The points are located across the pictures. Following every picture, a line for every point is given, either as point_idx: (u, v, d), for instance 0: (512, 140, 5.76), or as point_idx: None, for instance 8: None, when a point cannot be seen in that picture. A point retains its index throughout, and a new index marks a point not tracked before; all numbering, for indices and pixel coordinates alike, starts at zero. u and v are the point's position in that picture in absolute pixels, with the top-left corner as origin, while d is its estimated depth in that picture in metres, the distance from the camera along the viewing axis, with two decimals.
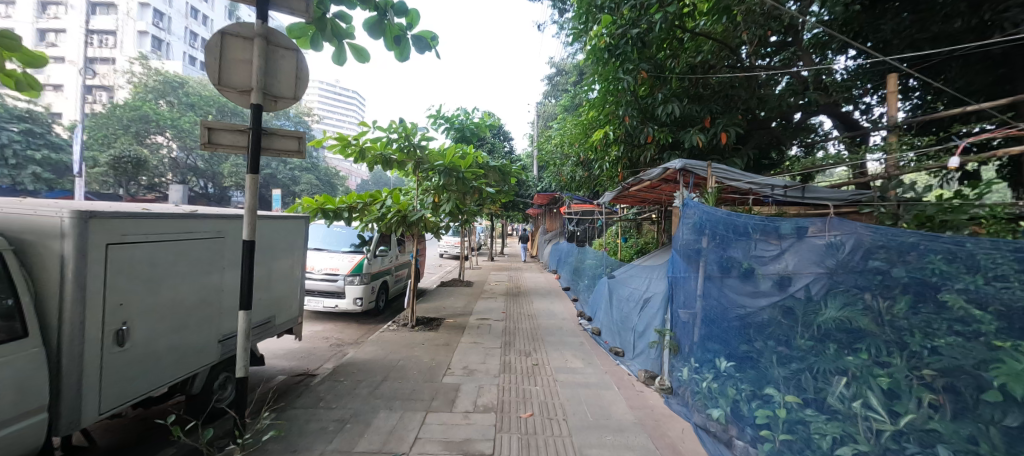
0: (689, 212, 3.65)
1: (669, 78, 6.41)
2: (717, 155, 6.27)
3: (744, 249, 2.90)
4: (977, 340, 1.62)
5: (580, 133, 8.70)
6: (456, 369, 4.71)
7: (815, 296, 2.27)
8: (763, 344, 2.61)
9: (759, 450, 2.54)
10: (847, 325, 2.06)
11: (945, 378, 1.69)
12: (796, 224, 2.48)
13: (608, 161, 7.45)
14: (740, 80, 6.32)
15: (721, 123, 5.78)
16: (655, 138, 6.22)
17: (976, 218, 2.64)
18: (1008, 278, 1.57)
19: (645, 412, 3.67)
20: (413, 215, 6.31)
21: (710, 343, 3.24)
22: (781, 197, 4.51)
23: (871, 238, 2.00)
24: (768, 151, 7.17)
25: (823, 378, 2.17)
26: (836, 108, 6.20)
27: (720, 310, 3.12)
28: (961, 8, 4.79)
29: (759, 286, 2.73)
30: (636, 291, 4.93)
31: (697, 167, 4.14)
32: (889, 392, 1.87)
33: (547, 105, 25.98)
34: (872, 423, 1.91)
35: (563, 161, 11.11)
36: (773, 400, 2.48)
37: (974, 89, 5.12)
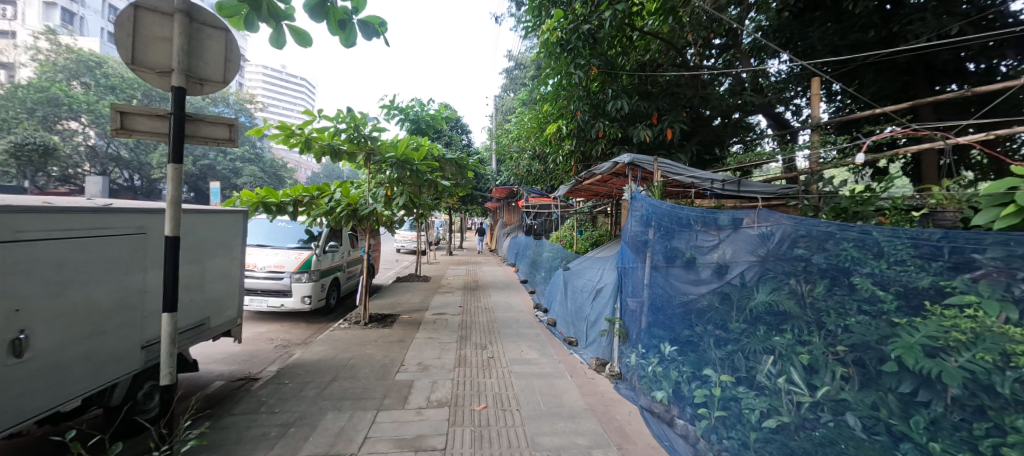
0: (638, 205, 3.81)
1: (620, 75, 6.60)
2: (663, 150, 6.57)
3: (687, 240, 3.07)
4: (881, 318, 1.78)
5: (535, 127, 8.78)
6: (410, 366, 4.62)
7: (749, 282, 2.46)
8: (704, 328, 2.80)
9: (698, 427, 2.73)
10: (775, 308, 2.24)
11: (853, 352, 1.86)
12: (732, 216, 2.63)
13: (562, 155, 7.58)
14: (685, 79, 6.61)
15: (668, 119, 6.05)
16: (606, 133, 6.42)
17: (881, 210, 2.94)
18: (905, 262, 1.71)
19: (596, 398, 3.80)
20: (364, 208, 6.06)
21: (656, 330, 3.42)
22: (721, 191, 4.81)
23: (795, 228, 2.18)
24: (711, 147, 7.59)
25: (754, 357, 2.37)
26: (770, 108, 6.69)
27: (665, 298, 3.29)
28: (874, 21, 5.31)
29: (700, 274, 2.91)
30: (589, 282, 5.07)
31: (644, 162, 4.30)
32: (807, 368, 2.05)
33: (506, 98, 25.94)
34: (793, 396, 2.10)
35: (520, 154, 11.18)
36: (711, 380, 2.67)
37: (884, 94, 5.69)
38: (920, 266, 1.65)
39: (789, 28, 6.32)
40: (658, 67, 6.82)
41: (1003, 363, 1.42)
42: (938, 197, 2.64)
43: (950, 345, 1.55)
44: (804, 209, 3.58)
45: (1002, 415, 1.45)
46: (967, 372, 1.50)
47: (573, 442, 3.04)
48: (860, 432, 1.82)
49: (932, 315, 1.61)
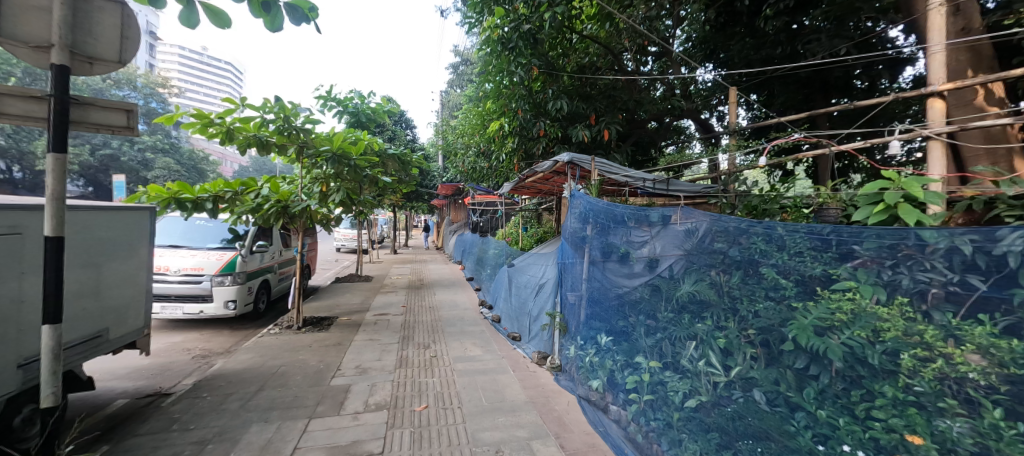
0: (577, 202, 3.95)
1: (560, 76, 6.78)
2: (600, 150, 6.87)
3: (621, 235, 3.24)
4: (782, 303, 1.97)
5: (480, 124, 8.77)
6: (347, 370, 4.41)
7: (676, 275, 2.65)
8: (636, 319, 2.99)
9: (630, 411, 2.93)
10: (698, 297, 2.45)
11: (760, 334, 2.07)
12: (661, 213, 2.81)
13: (506, 153, 7.65)
14: (622, 84, 6.94)
15: (605, 120, 6.31)
16: (547, 132, 6.59)
17: (785, 207, 3.32)
18: (802, 253, 1.88)
19: (537, 391, 3.89)
20: (295, 205, 5.66)
21: (593, 321, 3.58)
22: (652, 189, 5.12)
23: (715, 224, 2.38)
24: (646, 149, 8.05)
25: (679, 344, 2.57)
26: (696, 114, 7.24)
27: (602, 291, 3.46)
28: (781, 39, 5.93)
29: (633, 268, 3.09)
30: (532, 279, 5.16)
31: (583, 161, 4.46)
32: (723, 351, 2.26)
33: (452, 94, 25.62)
34: (711, 377, 2.31)
35: (465, 151, 11.10)
36: (642, 367, 2.88)
37: (790, 104, 6.36)
38: (813, 256, 1.84)
39: (713, 40, 6.86)
40: (597, 70, 7.10)
41: (873, 338, 1.60)
42: (827, 196, 3.02)
43: (834, 324, 1.73)
44: (723, 207, 3.94)
45: (872, 382, 1.62)
46: (847, 347, 1.68)
47: (513, 435, 3.10)
48: (763, 405, 2.03)
49: (821, 300, 1.80)
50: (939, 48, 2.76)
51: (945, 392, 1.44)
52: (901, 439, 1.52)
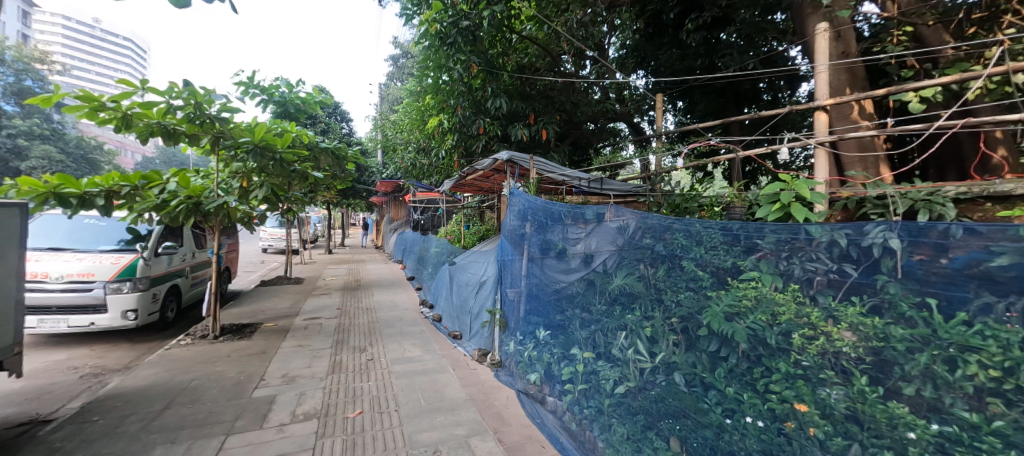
0: (515, 200, 4.01)
1: (501, 75, 6.81)
2: (539, 149, 7.02)
3: (559, 232, 3.34)
4: (700, 292, 2.15)
5: (419, 119, 8.55)
6: (272, 380, 4.10)
7: (609, 269, 2.81)
8: (572, 312, 3.13)
9: (564, 401, 3.07)
10: (628, 289, 2.62)
11: (681, 322, 2.25)
12: (596, 210, 2.94)
13: (446, 150, 7.55)
14: (560, 85, 7.12)
15: (543, 120, 6.46)
16: (487, 130, 6.61)
17: (702, 206, 3.64)
18: (716, 246, 2.06)
19: (477, 388, 3.90)
20: (210, 202, 5.09)
21: (532, 317, 3.68)
22: (587, 188, 5.34)
23: (642, 221, 2.55)
24: (583, 149, 8.37)
25: (611, 334, 2.73)
26: (628, 117, 7.67)
27: (541, 286, 3.57)
28: (702, 51, 6.45)
29: (570, 263, 3.21)
30: (473, 277, 5.15)
31: (521, 160, 4.53)
32: (650, 339, 2.44)
33: (392, 87, 24.72)
34: (638, 364, 2.49)
35: (404, 147, 10.76)
36: (577, 358, 3.04)
37: (709, 111, 6.95)
38: (725, 250, 2.03)
39: (643, 48, 7.30)
40: (536, 71, 7.25)
41: (772, 321, 1.80)
42: (735, 196, 3.36)
43: (741, 310, 1.93)
44: (650, 205, 4.21)
45: (770, 360, 1.82)
46: (751, 330, 1.88)
47: (452, 433, 3.08)
48: (682, 387, 2.22)
49: (731, 290, 1.99)
50: (824, 68, 3.17)
51: (826, 365, 1.63)
52: (792, 407, 1.72)
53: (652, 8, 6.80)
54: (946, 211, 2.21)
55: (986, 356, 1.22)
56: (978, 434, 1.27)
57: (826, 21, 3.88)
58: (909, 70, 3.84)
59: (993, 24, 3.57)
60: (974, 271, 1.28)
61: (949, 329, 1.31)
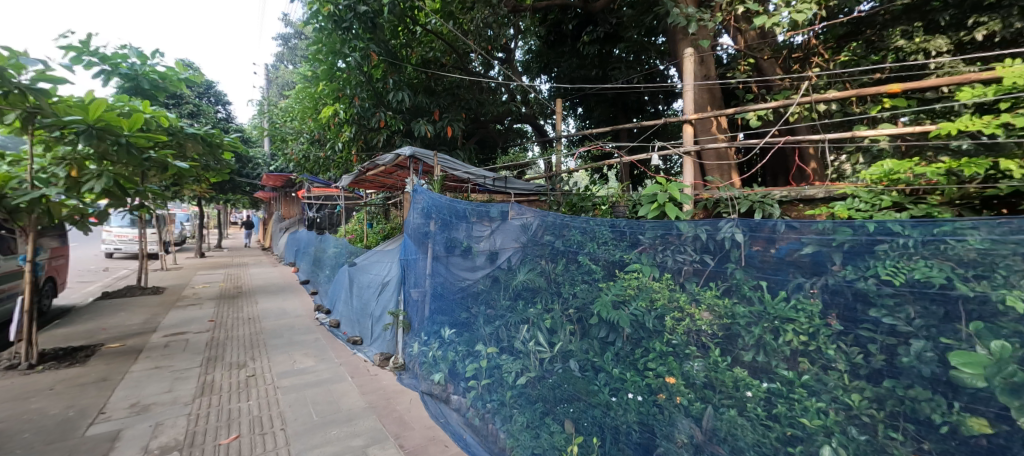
0: (419, 198, 3.90)
1: (404, 67, 6.54)
2: (445, 146, 6.93)
3: (463, 230, 3.33)
4: (592, 283, 2.34)
5: (312, 107, 7.81)
6: (116, 412, 3.40)
7: (513, 266, 2.91)
8: (477, 310, 3.17)
9: (468, 398, 3.10)
10: (530, 284, 2.73)
11: (577, 312, 2.42)
12: (501, 209, 3.00)
13: (343, 142, 7.02)
14: (467, 83, 7.11)
15: (448, 118, 6.39)
16: (388, 123, 6.33)
17: (596, 205, 4.00)
18: (607, 242, 2.25)
19: (377, 394, 3.71)
20: (20, 196, 3.96)
21: (437, 316, 3.63)
22: (492, 187, 5.44)
23: (544, 220, 2.67)
24: (491, 148, 8.52)
25: (515, 328, 2.84)
26: (533, 120, 8.11)
27: (445, 285, 3.53)
28: (596, 62, 7.03)
29: (475, 261, 3.24)
30: (375, 278, 4.88)
31: (425, 156, 4.42)
32: (549, 330, 2.60)
33: (281, 70, 22.17)
34: (539, 354, 2.63)
35: (295, 137, 9.73)
36: (481, 354, 3.09)
37: (604, 118, 7.62)
38: (613, 244, 2.22)
39: (547, 56, 7.81)
40: (442, 67, 7.19)
41: (649, 306, 2.04)
42: (620, 197, 3.70)
43: (625, 298, 2.15)
44: (551, 204, 4.49)
45: (649, 341, 2.05)
46: (633, 316, 2.11)
47: (347, 446, 2.90)
48: (576, 372, 2.39)
49: (618, 280, 2.19)
50: (691, 87, 3.67)
51: (690, 341, 1.90)
52: (663, 381, 1.98)
53: (553, 17, 7.33)
54: (773, 211, 2.81)
55: (797, 325, 1.53)
56: (791, 387, 1.56)
57: (692, 47, 4.52)
58: (752, 95, 4.66)
59: (807, 62, 4.59)
60: (791, 258, 1.59)
61: (775, 305, 1.61)
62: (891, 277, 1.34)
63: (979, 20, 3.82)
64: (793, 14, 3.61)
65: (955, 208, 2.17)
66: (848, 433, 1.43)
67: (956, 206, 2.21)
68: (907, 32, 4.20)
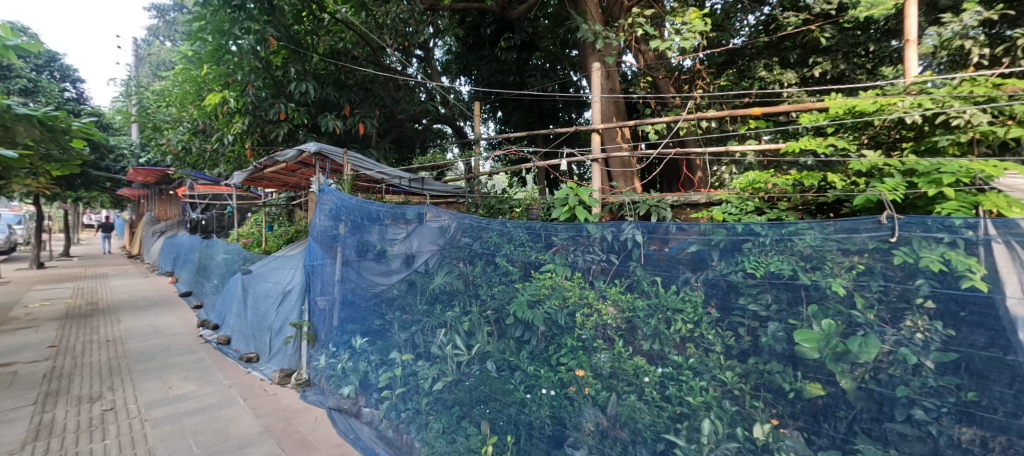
0: (326, 198, 3.63)
1: (308, 56, 5.98)
2: (356, 143, 6.53)
3: (377, 233, 3.16)
4: (510, 284, 2.38)
5: (194, 92, 6.78)
6: None
7: (431, 268, 2.86)
8: (391, 316, 3.04)
9: (381, 409, 2.97)
10: (448, 287, 2.70)
11: (494, 313, 2.46)
12: (417, 210, 2.90)
13: (234, 134, 6.23)
14: (381, 79, 6.68)
15: (359, 113, 6.04)
16: (289, 116, 5.76)
17: (512, 207, 4.12)
18: (523, 243, 2.31)
19: (275, 416, 3.35)
20: None
21: (347, 324, 3.41)
22: (408, 187, 5.28)
23: (462, 222, 2.65)
24: (408, 148, 8.25)
25: (432, 333, 2.79)
26: (452, 121, 8.04)
27: (356, 291, 3.33)
28: (513, 68, 7.22)
29: (390, 265, 3.10)
30: (274, 287, 4.42)
31: (333, 154, 4.12)
32: (467, 332, 2.60)
33: (155, 46, 18.97)
34: (457, 358, 2.61)
35: (173, 125, 8.39)
36: (396, 362, 2.98)
37: (521, 123, 7.85)
38: (529, 246, 2.29)
39: (466, 57, 7.80)
40: (353, 59, 6.52)
41: (562, 305, 2.15)
42: (535, 200, 3.82)
43: (540, 297, 2.24)
44: (469, 206, 4.50)
45: (561, 337, 2.16)
46: (547, 315, 2.20)
47: None
48: (493, 373, 2.42)
49: (533, 280, 2.27)
50: (598, 99, 3.94)
51: (597, 335, 2.04)
52: (574, 374, 2.10)
53: (471, 19, 7.38)
54: (665, 214, 3.15)
55: (685, 315, 1.74)
56: (681, 370, 1.77)
57: (599, 62, 4.88)
58: (650, 109, 5.17)
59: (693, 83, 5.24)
60: (680, 255, 1.79)
61: (668, 297, 1.81)
62: (754, 270, 1.59)
63: (817, 60, 4.75)
64: (682, 40, 4.09)
65: (798, 212, 2.65)
66: (724, 406, 1.65)
67: (799, 211, 2.69)
68: (767, 65, 5.04)
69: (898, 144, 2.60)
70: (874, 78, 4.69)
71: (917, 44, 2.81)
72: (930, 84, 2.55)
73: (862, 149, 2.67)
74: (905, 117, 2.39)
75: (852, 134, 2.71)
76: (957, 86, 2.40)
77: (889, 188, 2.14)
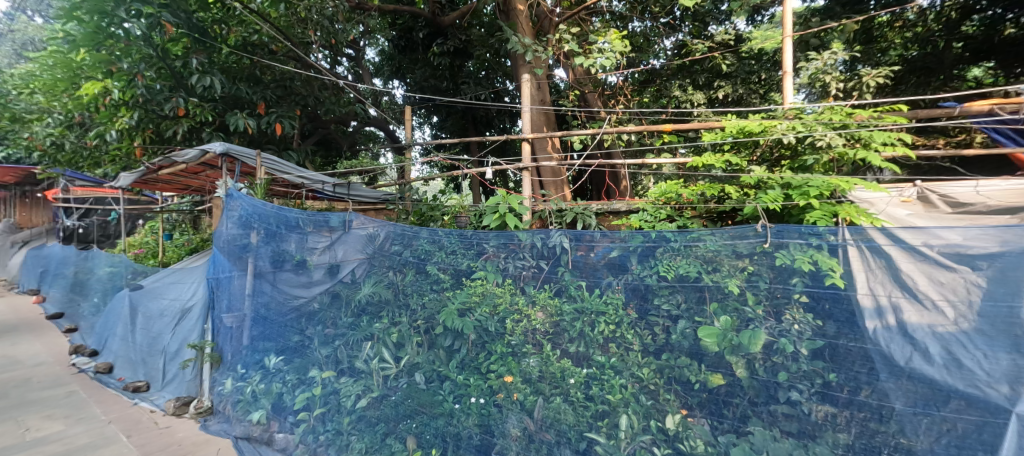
0: (234, 204, 3.28)
1: (215, 47, 5.39)
2: (272, 145, 6.00)
3: (295, 242, 2.93)
4: (441, 293, 2.34)
5: (64, 79, 5.76)
6: None
7: (357, 278, 2.71)
8: (311, 330, 2.83)
9: (297, 433, 2.74)
10: (375, 298, 2.59)
11: (424, 323, 2.40)
12: (342, 218, 2.75)
13: (120, 130, 5.41)
14: (302, 77, 6.18)
15: (276, 113, 5.56)
16: (189, 112, 5.13)
17: (444, 214, 4.04)
18: (455, 251, 2.28)
19: (166, 452, 2.92)
20: None
21: (259, 342, 3.10)
22: (332, 193, 4.98)
23: (391, 230, 2.55)
24: (333, 151, 7.78)
25: (357, 346, 2.65)
26: (383, 124, 7.74)
27: (270, 305, 3.05)
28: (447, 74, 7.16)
29: (311, 276, 2.89)
30: (171, 304, 3.90)
31: (243, 155, 3.75)
32: (395, 344, 2.51)
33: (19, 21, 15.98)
34: (383, 371, 2.50)
35: (37, 116, 7.06)
36: (315, 380, 2.79)
37: (455, 129, 7.80)
38: (460, 253, 2.27)
39: (398, 60, 7.59)
40: (269, 53, 5.98)
41: (492, 312, 2.17)
42: (467, 207, 3.79)
43: (471, 305, 2.23)
44: (399, 213, 4.35)
45: (492, 344, 2.17)
46: (478, 323, 2.21)
47: None
48: (422, 385, 2.35)
49: (464, 288, 2.25)
50: (527, 109, 4.03)
51: (526, 340, 2.08)
52: (503, 381, 2.11)
53: (403, 22, 7.21)
54: (590, 221, 3.32)
55: (607, 317, 1.84)
56: (603, 369, 1.86)
57: (530, 74, 5.03)
58: (579, 121, 5.42)
59: (616, 98, 5.60)
60: (604, 260, 1.88)
61: (592, 300, 1.89)
62: (666, 273, 1.73)
63: (720, 84, 5.34)
64: (605, 58, 4.36)
65: (702, 219, 2.92)
66: (640, 400, 1.76)
67: (704, 218, 2.97)
68: (681, 86, 5.56)
69: (779, 162, 3.00)
70: (765, 103, 5.39)
71: (794, 76, 3.28)
72: (803, 110, 2.97)
73: (754, 165, 3.04)
74: (783, 138, 2.77)
75: (745, 151, 3.05)
76: (823, 114, 2.83)
77: (770, 199, 2.46)
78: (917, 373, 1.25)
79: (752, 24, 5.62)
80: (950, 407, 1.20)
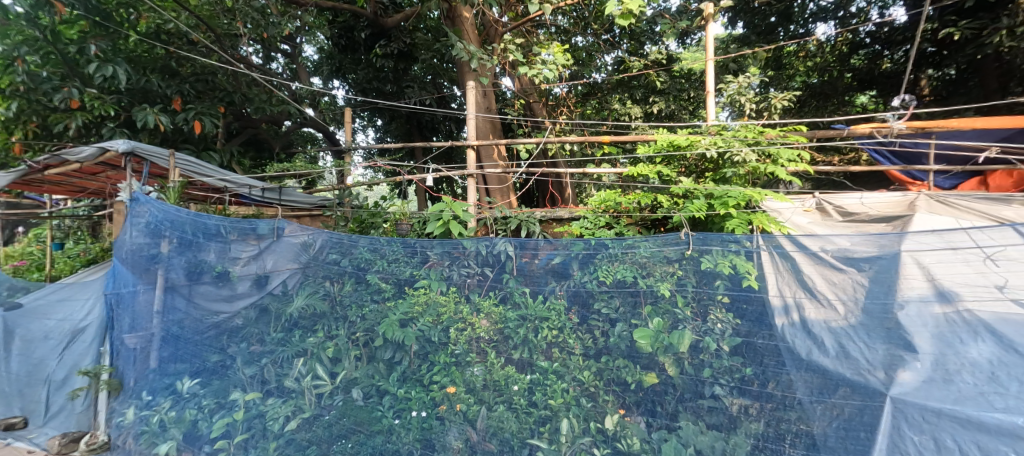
0: (140, 208, 2.90)
1: (121, 32, 4.80)
2: (190, 144, 5.44)
3: (216, 251, 2.67)
4: (382, 303, 2.24)
5: None
6: None
7: (289, 290, 2.52)
8: (234, 348, 2.58)
9: None
10: (309, 311, 2.42)
11: (363, 335, 2.28)
12: (272, 225, 2.56)
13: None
14: (228, 72, 5.70)
15: (195, 109, 5.05)
16: (84, 104, 4.47)
17: (387, 220, 3.89)
18: (397, 259, 2.20)
19: None
20: None
21: (170, 363, 2.77)
22: (261, 198, 4.63)
23: (328, 238, 2.41)
24: (263, 153, 7.24)
25: (287, 364, 2.46)
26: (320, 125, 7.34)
27: (184, 321, 2.74)
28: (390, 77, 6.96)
29: (235, 288, 2.65)
30: (60, 325, 3.39)
31: (153, 154, 3.35)
32: (331, 360, 2.35)
33: None
34: (317, 389, 2.34)
35: None
36: (237, 403, 2.54)
37: (400, 133, 7.59)
38: (404, 261, 2.20)
39: (338, 59, 7.26)
40: (188, 43, 5.44)
41: (435, 321, 2.12)
42: (411, 214, 3.67)
43: (413, 315, 2.17)
44: (337, 219, 4.11)
45: (435, 354, 2.12)
46: (420, 333, 2.15)
47: None
48: (360, 402, 2.23)
49: (407, 298, 2.17)
50: (473, 117, 4.03)
51: (470, 349, 2.06)
52: (446, 392, 2.07)
53: (343, 20, 6.92)
54: (536, 228, 3.39)
55: (550, 322, 1.88)
56: (546, 375, 1.89)
57: (475, 81, 5.05)
58: (524, 130, 5.53)
59: (560, 108, 5.78)
60: (548, 267, 1.92)
61: (536, 307, 1.92)
62: (604, 278, 1.80)
63: (654, 99, 5.73)
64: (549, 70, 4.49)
65: (637, 226, 3.13)
66: (580, 403, 1.80)
67: (639, 225, 3.17)
68: (620, 99, 5.88)
69: (704, 174, 3.26)
70: (694, 119, 5.85)
71: (715, 95, 3.59)
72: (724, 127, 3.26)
73: (683, 176, 3.28)
74: (707, 152, 3.02)
75: (675, 163, 3.29)
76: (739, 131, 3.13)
77: (696, 209, 2.67)
78: (815, 364, 1.41)
79: (682, 46, 6.10)
80: (839, 394, 1.36)
